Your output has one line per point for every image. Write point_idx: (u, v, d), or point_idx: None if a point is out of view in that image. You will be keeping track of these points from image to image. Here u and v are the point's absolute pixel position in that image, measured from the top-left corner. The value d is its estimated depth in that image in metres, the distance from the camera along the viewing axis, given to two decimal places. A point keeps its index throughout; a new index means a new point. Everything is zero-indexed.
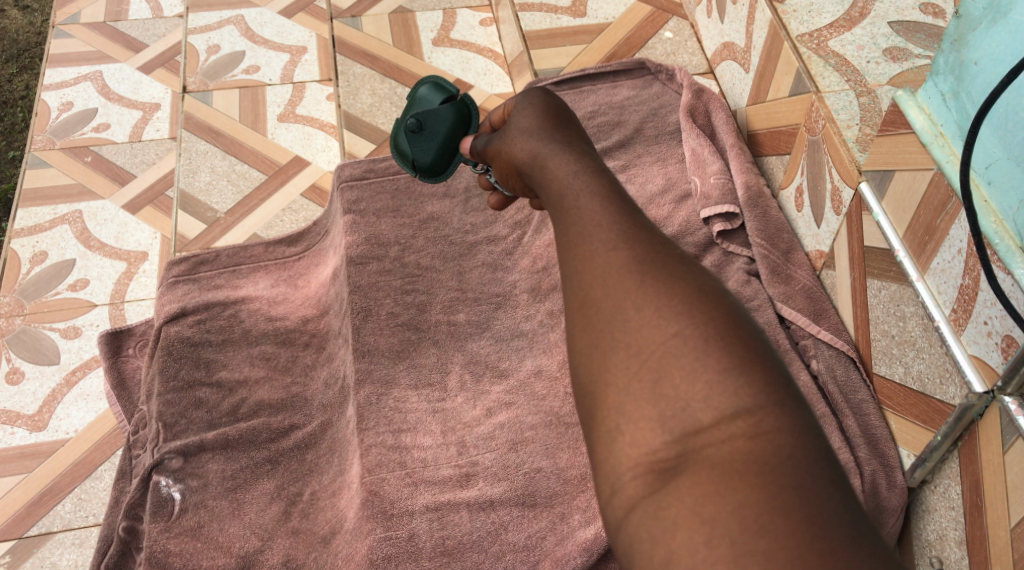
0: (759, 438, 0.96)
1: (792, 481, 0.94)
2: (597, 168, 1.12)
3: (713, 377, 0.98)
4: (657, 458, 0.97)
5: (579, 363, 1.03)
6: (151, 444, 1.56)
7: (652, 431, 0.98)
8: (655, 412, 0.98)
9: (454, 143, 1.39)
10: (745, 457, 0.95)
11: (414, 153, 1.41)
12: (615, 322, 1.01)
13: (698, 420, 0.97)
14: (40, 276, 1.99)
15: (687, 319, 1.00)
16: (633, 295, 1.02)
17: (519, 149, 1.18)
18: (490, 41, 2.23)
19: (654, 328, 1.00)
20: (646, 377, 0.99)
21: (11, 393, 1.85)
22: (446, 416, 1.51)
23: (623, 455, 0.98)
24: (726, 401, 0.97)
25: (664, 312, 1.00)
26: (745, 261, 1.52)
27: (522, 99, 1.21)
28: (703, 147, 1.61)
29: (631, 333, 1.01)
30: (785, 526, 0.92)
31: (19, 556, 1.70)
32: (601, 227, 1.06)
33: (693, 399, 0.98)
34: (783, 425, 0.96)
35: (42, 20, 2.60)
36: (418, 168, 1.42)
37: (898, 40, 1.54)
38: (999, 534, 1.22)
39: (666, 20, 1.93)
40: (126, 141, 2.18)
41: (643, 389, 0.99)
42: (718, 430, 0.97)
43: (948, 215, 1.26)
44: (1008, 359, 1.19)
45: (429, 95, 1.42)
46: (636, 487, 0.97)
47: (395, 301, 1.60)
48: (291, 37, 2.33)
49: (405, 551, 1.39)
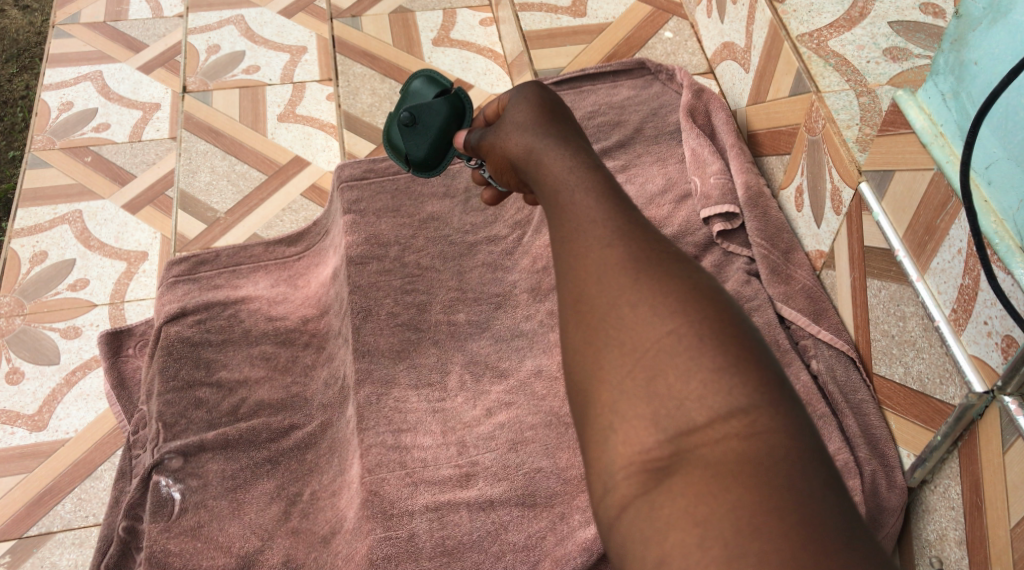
0: (754, 439, 0.96)
1: (788, 482, 0.94)
2: (593, 165, 1.12)
3: (708, 376, 0.98)
4: (651, 458, 0.97)
5: (572, 361, 1.03)
6: (151, 444, 1.56)
7: (646, 430, 0.98)
8: (649, 412, 0.98)
9: (448, 137, 1.39)
10: (740, 458, 0.95)
11: (406, 147, 1.40)
12: (609, 320, 1.01)
13: (693, 420, 0.97)
14: (40, 276, 1.99)
15: (682, 317, 1.00)
16: (627, 292, 1.02)
17: (514, 145, 1.18)
18: (490, 41, 2.23)
19: (649, 326, 1.00)
20: (640, 376, 0.99)
21: (11, 393, 1.85)
22: (446, 416, 1.51)
23: (615, 455, 0.98)
24: (721, 401, 0.97)
25: (658, 310, 1.00)
26: (745, 261, 1.52)
27: (517, 95, 1.21)
28: (703, 147, 1.61)
29: (625, 330, 1.00)
30: (780, 528, 0.92)
31: (19, 556, 1.70)
32: (596, 223, 1.06)
33: (687, 399, 0.98)
34: (779, 426, 0.96)
35: (42, 20, 2.60)
36: (410, 163, 1.41)
37: (898, 41, 1.54)
38: (999, 534, 1.22)
39: (666, 20, 1.92)
40: (125, 141, 2.18)
41: (638, 389, 0.99)
42: (713, 430, 0.97)
43: (948, 214, 1.26)
44: (1008, 359, 1.19)
45: (423, 88, 1.42)
46: (629, 487, 0.97)
47: (394, 301, 1.60)
48: (291, 37, 2.33)
49: (405, 551, 1.39)
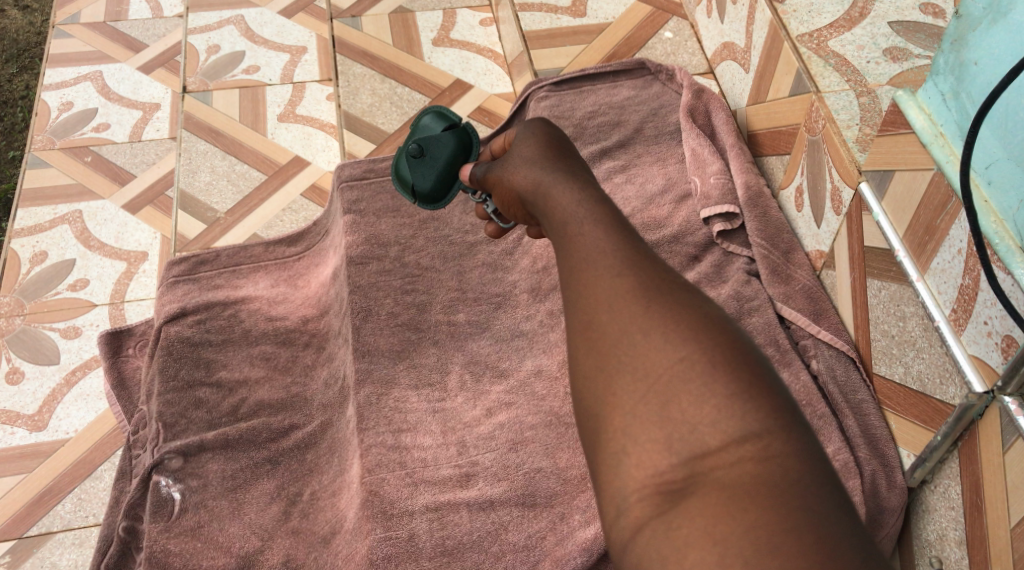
0: (768, 462, 0.96)
1: (801, 503, 0.94)
2: (600, 197, 1.12)
3: (722, 402, 0.98)
4: (664, 480, 0.97)
5: (581, 386, 1.03)
6: (151, 444, 1.55)
7: (660, 453, 0.98)
8: (662, 435, 0.98)
9: (455, 170, 1.39)
10: (754, 480, 0.96)
11: (413, 178, 1.40)
12: (621, 347, 1.01)
13: (706, 444, 0.97)
14: (40, 276, 1.99)
15: (694, 344, 1.00)
16: (639, 319, 1.02)
17: (521, 177, 1.18)
18: (490, 41, 2.23)
19: (662, 353, 1.00)
20: (654, 401, 0.99)
21: (11, 393, 1.85)
22: (446, 416, 1.52)
23: (628, 477, 0.98)
24: (735, 425, 0.97)
25: (670, 338, 1.00)
26: (745, 261, 1.52)
27: (524, 129, 1.21)
28: (703, 147, 1.61)
29: (637, 357, 1.01)
30: (796, 547, 0.92)
31: (19, 556, 1.70)
32: (606, 253, 1.06)
33: (700, 423, 0.98)
34: (791, 448, 0.97)
35: (42, 20, 2.60)
36: (417, 194, 1.41)
37: (898, 40, 1.54)
38: (998, 534, 1.22)
39: (666, 20, 1.92)
40: (125, 141, 2.18)
41: (651, 412, 0.99)
42: (727, 454, 0.97)
43: (948, 214, 1.26)
44: (1008, 359, 1.19)
45: (431, 123, 1.41)
46: (643, 509, 0.97)
47: (394, 301, 1.60)
48: (291, 37, 2.33)
49: (405, 551, 1.39)
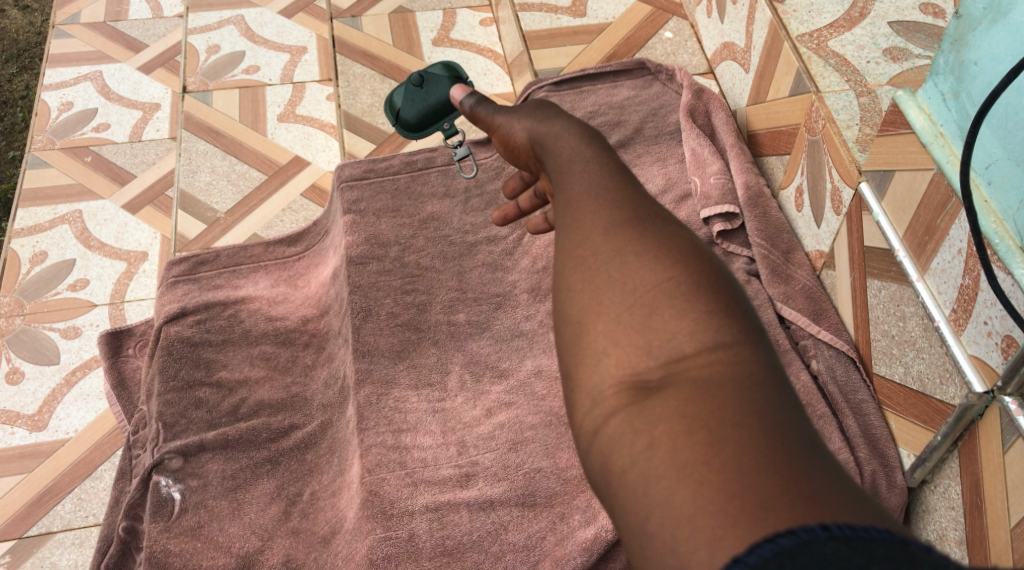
0: (739, 366, 0.96)
1: (771, 410, 0.93)
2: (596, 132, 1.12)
3: (702, 316, 0.98)
4: (639, 377, 0.97)
5: (564, 298, 1.02)
6: (151, 444, 1.55)
7: (638, 355, 0.97)
8: (643, 341, 0.98)
9: (442, 111, 1.48)
10: (725, 380, 0.95)
11: (401, 104, 1.48)
12: (608, 262, 1.02)
13: (682, 350, 0.97)
14: (40, 276, 1.99)
15: (676, 264, 1.00)
16: (627, 241, 1.02)
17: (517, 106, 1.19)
18: (490, 41, 2.23)
19: (646, 271, 1.00)
20: (637, 310, 0.99)
21: (11, 393, 1.85)
22: (446, 416, 1.52)
23: (606, 375, 0.98)
24: (711, 335, 0.97)
25: (656, 257, 1.01)
26: (745, 261, 1.52)
27: None
28: (703, 147, 1.60)
29: (622, 272, 1.01)
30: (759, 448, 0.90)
31: (19, 557, 1.70)
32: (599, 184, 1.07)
33: (678, 332, 0.98)
34: (760, 360, 0.96)
35: (42, 20, 2.60)
36: (397, 121, 1.49)
37: (898, 41, 1.55)
38: (998, 534, 1.22)
39: (666, 20, 1.92)
40: (125, 141, 2.18)
41: (634, 320, 0.99)
42: (700, 360, 0.96)
43: (948, 214, 1.26)
44: (1008, 359, 1.19)
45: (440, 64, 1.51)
46: (617, 400, 0.96)
47: (394, 301, 1.61)
48: (291, 37, 2.33)
49: (405, 551, 1.39)
